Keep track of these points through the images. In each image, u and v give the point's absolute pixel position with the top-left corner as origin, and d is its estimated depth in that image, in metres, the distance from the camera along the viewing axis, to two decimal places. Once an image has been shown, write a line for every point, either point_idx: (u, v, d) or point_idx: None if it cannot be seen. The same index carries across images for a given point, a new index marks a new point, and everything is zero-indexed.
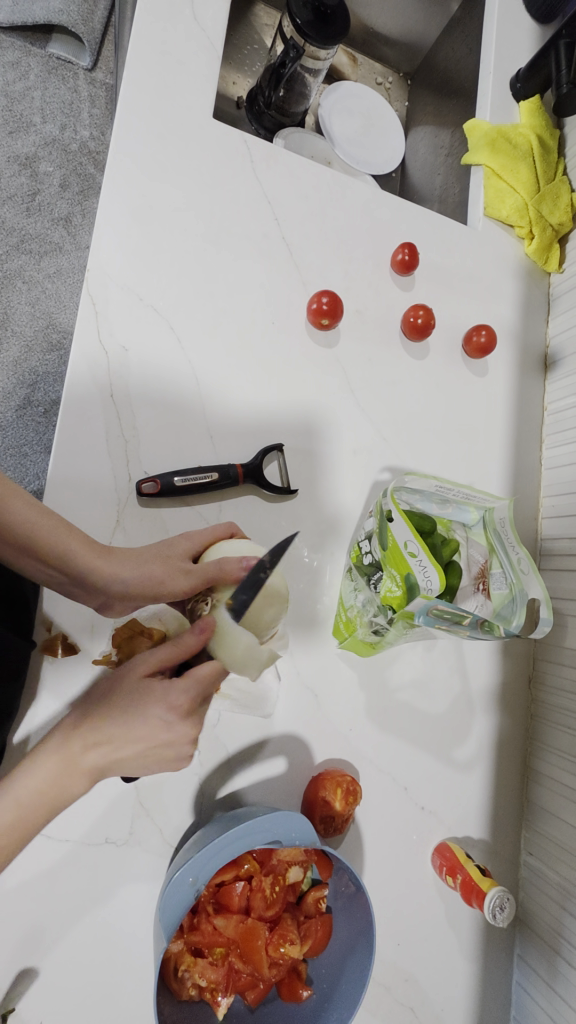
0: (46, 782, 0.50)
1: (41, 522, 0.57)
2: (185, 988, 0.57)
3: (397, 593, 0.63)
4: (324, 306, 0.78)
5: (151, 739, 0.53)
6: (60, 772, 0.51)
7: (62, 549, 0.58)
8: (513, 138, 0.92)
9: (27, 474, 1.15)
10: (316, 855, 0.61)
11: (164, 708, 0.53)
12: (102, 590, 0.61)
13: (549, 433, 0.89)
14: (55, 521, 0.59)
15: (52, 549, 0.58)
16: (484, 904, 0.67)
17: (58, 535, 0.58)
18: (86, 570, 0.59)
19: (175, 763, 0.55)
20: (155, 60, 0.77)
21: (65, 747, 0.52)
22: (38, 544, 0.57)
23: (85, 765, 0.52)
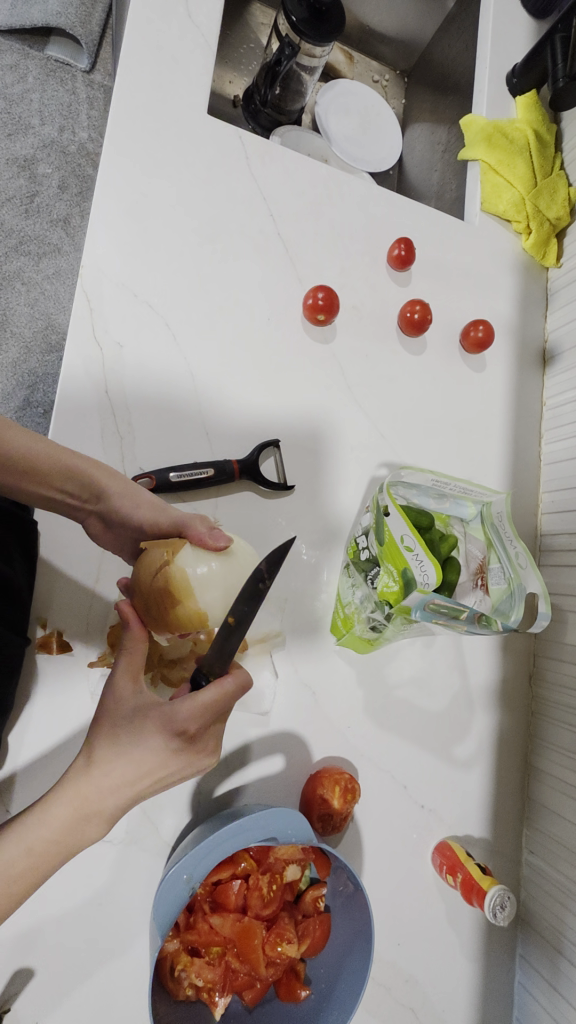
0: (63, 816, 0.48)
1: (37, 445, 0.56)
2: (182, 988, 0.56)
3: (394, 588, 0.61)
4: (320, 302, 0.78)
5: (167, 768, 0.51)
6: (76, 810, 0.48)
7: (58, 468, 0.57)
8: (509, 133, 0.91)
9: None
10: (313, 854, 0.61)
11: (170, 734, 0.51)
12: (94, 506, 0.61)
13: (548, 429, 0.88)
14: (49, 443, 0.57)
15: (49, 473, 0.57)
16: (485, 903, 0.66)
17: (50, 454, 0.57)
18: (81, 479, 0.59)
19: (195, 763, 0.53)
20: (150, 59, 0.77)
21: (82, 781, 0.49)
22: (35, 468, 0.56)
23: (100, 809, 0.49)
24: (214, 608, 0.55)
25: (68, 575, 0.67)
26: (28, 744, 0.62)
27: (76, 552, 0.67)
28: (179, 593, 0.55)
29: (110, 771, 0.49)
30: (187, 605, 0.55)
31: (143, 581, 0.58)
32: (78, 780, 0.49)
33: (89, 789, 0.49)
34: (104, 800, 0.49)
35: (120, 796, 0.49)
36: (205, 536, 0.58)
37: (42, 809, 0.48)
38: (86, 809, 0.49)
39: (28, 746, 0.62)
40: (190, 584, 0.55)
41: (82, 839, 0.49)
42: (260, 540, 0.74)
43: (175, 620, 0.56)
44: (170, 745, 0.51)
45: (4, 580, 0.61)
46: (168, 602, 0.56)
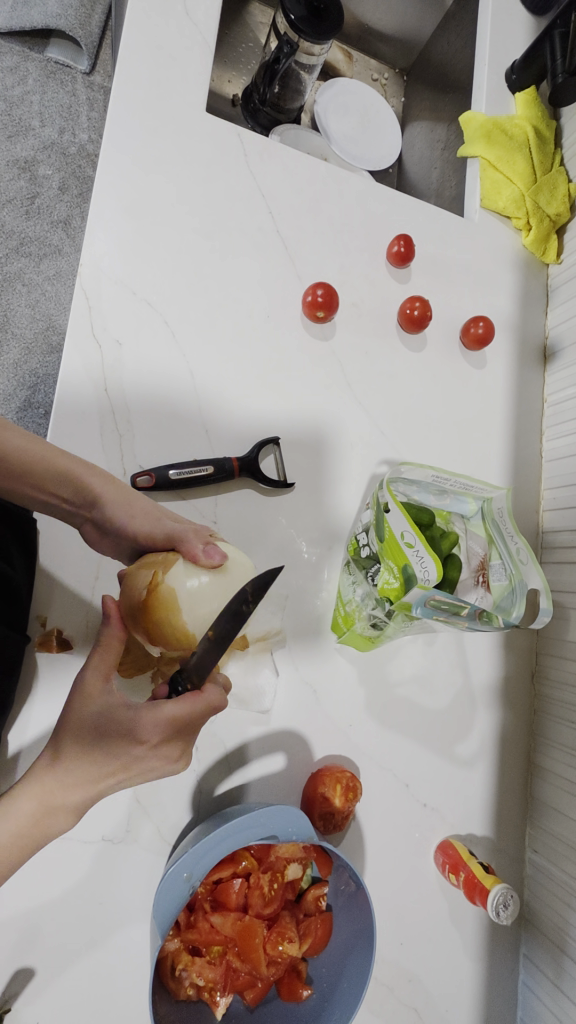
0: (27, 817, 0.48)
1: (33, 447, 0.56)
2: (183, 988, 0.56)
3: (394, 585, 0.60)
4: (319, 298, 0.78)
5: (134, 767, 0.52)
6: (40, 809, 0.48)
7: (53, 471, 0.57)
8: (508, 129, 0.91)
9: None
10: (315, 851, 0.61)
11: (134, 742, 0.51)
12: (88, 508, 0.60)
13: (549, 426, 0.88)
14: (47, 446, 0.57)
15: (44, 473, 0.56)
16: (488, 901, 0.66)
17: (47, 457, 0.56)
18: (76, 480, 0.58)
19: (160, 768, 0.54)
20: (148, 58, 0.77)
21: (47, 781, 0.49)
22: (31, 470, 0.56)
23: (65, 807, 0.49)
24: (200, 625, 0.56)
25: (67, 573, 0.66)
26: (29, 742, 0.62)
27: (75, 549, 0.67)
28: (169, 605, 0.56)
29: (76, 770, 0.50)
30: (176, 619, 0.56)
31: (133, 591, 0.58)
32: (43, 778, 0.49)
33: (55, 788, 0.49)
34: (68, 797, 0.49)
35: (82, 794, 0.50)
36: (200, 551, 0.58)
37: (5, 807, 0.47)
38: (49, 807, 0.49)
39: (29, 745, 0.62)
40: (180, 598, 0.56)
41: (47, 835, 0.49)
42: (260, 538, 0.74)
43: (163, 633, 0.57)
44: (134, 749, 0.51)
45: (4, 578, 0.61)
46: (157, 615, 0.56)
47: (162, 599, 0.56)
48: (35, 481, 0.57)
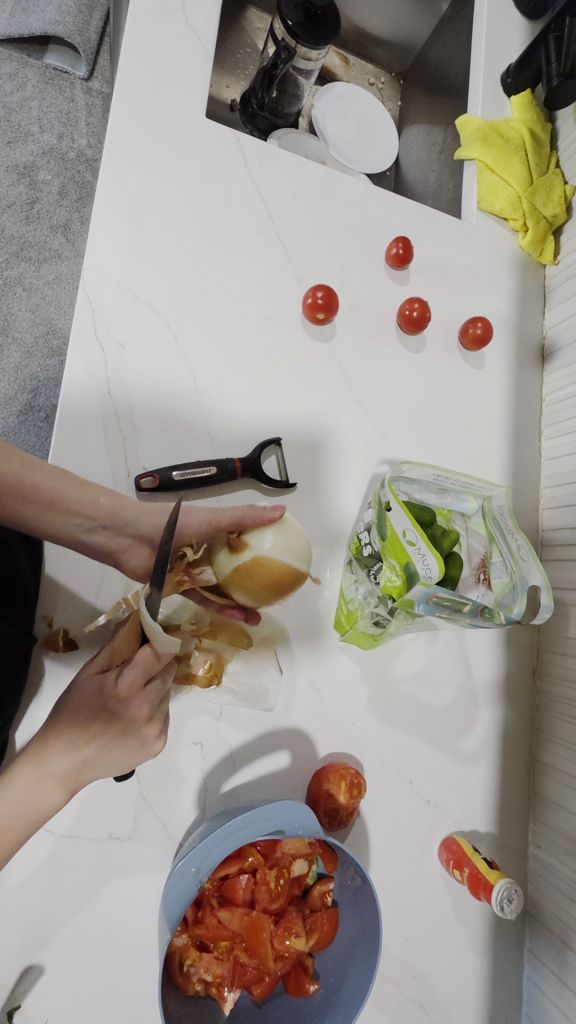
0: (19, 787, 0.52)
1: (59, 483, 0.62)
2: (191, 983, 0.57)
3: (397, 583, 0.61)
4: (319, 300, 0.78)
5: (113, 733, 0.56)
6: (33, 777, 0.53)
7: (84, 499, 0.63)
8: (504, 132, 0.92)
9: None
10: (320, 847, 0.61)
11: (110, 702, 0.56)
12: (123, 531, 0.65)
13: (547, 425, 0.89)
14: (73, 480, 0.63)
15: (83, 502, 0.63)
16: (492, 896, 0.66)
17: (74, 490, 0.63)
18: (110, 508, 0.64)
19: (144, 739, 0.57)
20: (148, 63, 0.78)
21: (35, 754, 0.54)
22: (62, 500, 0.62)
23: (55, 770, 0.54)
24: (291, 564, 0.67)
25: (72, 573, 0.67)
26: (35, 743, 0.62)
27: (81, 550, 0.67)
28: (271, 559, 0.66)
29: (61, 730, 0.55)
30: (280, 562, 0.66)
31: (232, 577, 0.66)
32: (34, 755, 0.54)
33: (47, 752, 0.54)
34: (56, 766, 0.54)
35: (68, 759, 0.54)
36: (263, 512, 0.68)
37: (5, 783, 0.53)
38: (41, 775, 0.53)
39: None
40: (275, 549, 0.66)
41: (43, 807, 0.53)
42: None
43: (278, 581, 0.66)
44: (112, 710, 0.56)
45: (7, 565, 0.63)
46: (266, 572, 0.66)
47: (251, 564, 0.66)
48: (86, 505, 0.63)
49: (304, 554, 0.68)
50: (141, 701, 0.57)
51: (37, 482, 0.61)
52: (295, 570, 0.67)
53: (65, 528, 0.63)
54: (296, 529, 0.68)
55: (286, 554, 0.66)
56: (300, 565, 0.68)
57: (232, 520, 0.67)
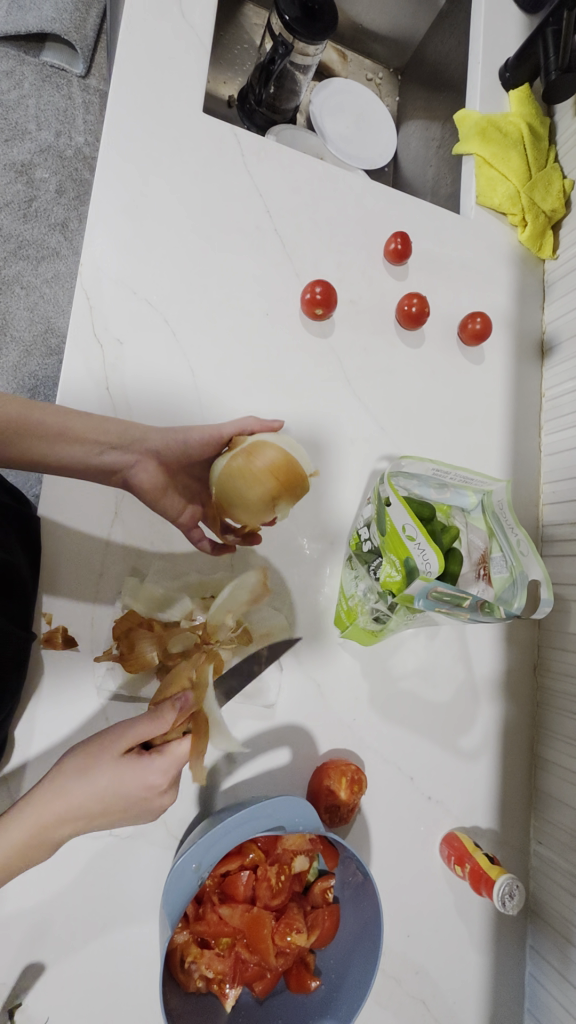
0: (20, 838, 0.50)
1: (59, 416, 0.61)
2: (192, 979, 0.57)
3: (397, 578, 0.61)
4: (318, 296, 0.78)
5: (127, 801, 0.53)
6: (34, 830, 0.51)
7: (89, 428, 0.62)
8: (503, 127, 0.92)
9: (29, 483, 1.09)
10: (321, 843, 0.60)
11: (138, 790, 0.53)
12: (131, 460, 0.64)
13: (547, 420, 0.89)
14: (74, 414, 0.62)
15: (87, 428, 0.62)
16: (493, 891, 0.66)
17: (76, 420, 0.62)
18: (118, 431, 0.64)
19: (155, 807, 0.55)
20: (145, 57, 0.78)
21: (39, 807, 0.51)
22: (68, 432, 0.61)
23: (57, 825, 0.51)
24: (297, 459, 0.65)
25: (72, 570, 0.67)
26: (35, 741, 0.62)
27: (80, 548, 0.68)
28: (274, 447, 0.64)
29: (64, 791, 0.52)
30: (283, 453, 0.64)
31: (233, 471, 0.64)
32: (39, 805, 0.51)
33: (46, 815, 0.51)
34: (59, 825, 0.51)
35: (74, 821, 0.52)
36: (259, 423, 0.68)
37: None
38: (44, 829, 0.51)
39: (35, 742, 0.62)
40: (277, 442, 0.65)
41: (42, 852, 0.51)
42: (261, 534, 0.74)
43: (288, 474, 0.64)
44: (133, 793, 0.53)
45: (6, 565, 0.61)
46: (270, 460, 0.63)
47: (257, 460, 0.63)
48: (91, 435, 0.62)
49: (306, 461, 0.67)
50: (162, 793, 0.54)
51: (38, 418, 0.60)
52: (300, 467, 0.65)
53: (74, 458, 0.62)
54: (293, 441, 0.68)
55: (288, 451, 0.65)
56: (303, 466, 0.66)
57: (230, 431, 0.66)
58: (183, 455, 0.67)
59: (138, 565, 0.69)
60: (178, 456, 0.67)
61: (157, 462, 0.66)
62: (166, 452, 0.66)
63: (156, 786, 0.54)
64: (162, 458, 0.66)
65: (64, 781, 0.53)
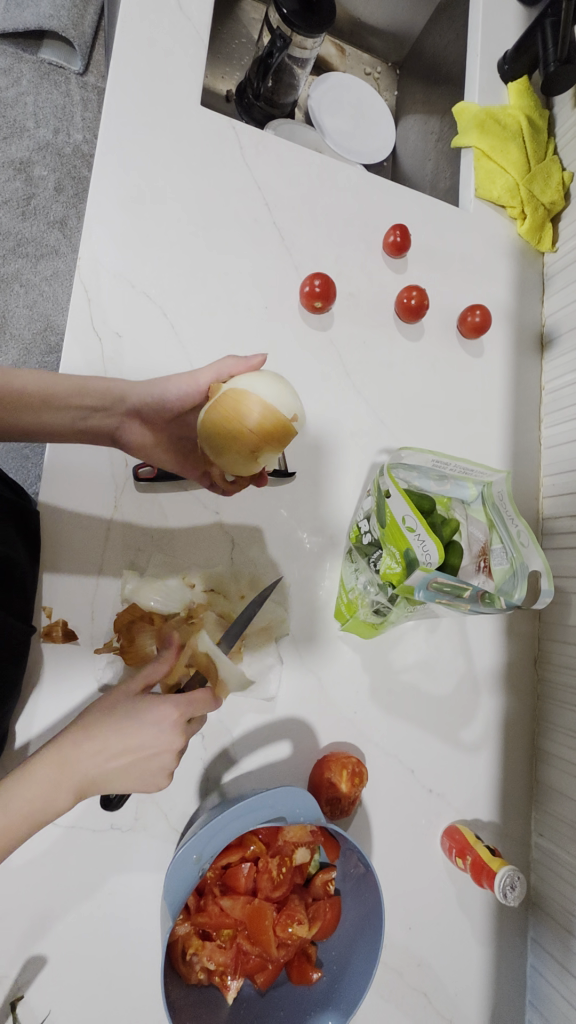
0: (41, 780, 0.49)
1: (49, 381, 0.60)
2: (194, 972, 0.57)
3: (396, 570, 0.61)
4: (316, 288, 0.78)
5: (146, 747, 0.53)
6: (54, 773, 0.50)
7: (75, 390, 0.62)
8: (501, 119, 0.92)
9: (29, 480, 1.09)
10: (322, 834, 0.61)
11: (157, 730, 0.53)
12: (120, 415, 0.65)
13: (547, 413, 0.89)
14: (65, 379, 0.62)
15: (72, 388, 0.62)
16: (494, 882, 0.65)
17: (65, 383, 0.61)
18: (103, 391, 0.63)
19: (172, 757, 0.54)
20: (143, 49, 0.78)
21: (59, 749, 0.51)
22: (54, 396, 0.60)
23: (77, 768, 0.51)
24: (279, 409, 0.59)
25: (72, 564, 0.67)
26: (36, 734, 0.62)
27: (80, 541, 0.68)
28: (256, 401, 0.58)
29: (85, 733, 0.52)
30: (267, 407, 0.59)
31: (208, 424, 0.60)
32: (59, 748, 0.51)
33: (69, 753, 0.51)
34: (80, 767, 0.51)
35: (94, 765, 0.51)
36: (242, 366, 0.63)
37: (20, 773, 0.50)
38: (64, 771, 0.50)
39: (36, 735, 0.62)
40: (260, 394, 0.59)
41: (60, 803, 0.50)
42: (261, 526, 0.74)
43: (268, 427, 0.59)
44: (152, 732, 0.53)
45: (7, 558, 0.61)
46: (249, 415, 0.58)
47: (232, 413, 0.58)
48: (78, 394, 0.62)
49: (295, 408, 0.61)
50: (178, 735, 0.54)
51: (23, 383, 0.59)
52: (283, 420, 0.59)
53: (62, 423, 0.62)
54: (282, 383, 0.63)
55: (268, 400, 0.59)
56: (289, 419, 0.60)
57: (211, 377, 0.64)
58: (168, 415, 0.67)
59: (137, 560, 0.69)
60: (163, 417, 0.67)
61: (141, 422, 0.66)
62: (148, 411, 0.65)
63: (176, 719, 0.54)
64: (144, 416, 0.66)
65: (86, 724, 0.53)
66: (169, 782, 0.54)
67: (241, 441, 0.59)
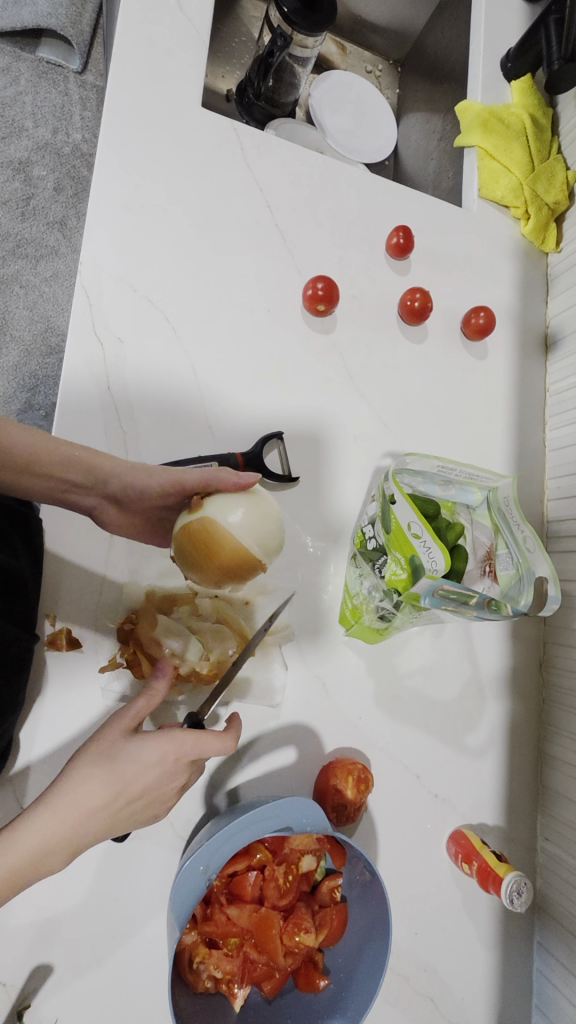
0: (36, 840, 0.46)
1: (39, 440, 0.58)
2: (201, 980, 0.57)
3: (402, 576, 0.60)
4: (320, 292, 0.77)
5: (148, 789, 0.51)
6: (52, 828, 0.47)
7: (57, 459, 0.59)
8: (505, 118, 0.91)
9: None
10: (328, 843, 0.60)
11: (163, 772, 0.52)
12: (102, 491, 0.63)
13: (552, 415, 0.88)
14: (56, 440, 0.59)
15: (52, 457, 0.58)
16: (501, 888, 0.66)
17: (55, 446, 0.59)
18: (85, 464, 0.60)
19: (171, 790, 0.54)
20: (141, 51, 0.77)
21: (54, 802, 0.47)
22: (36, 462, 0.58)
23: (76, 823, 0.48)
24: (250, 549, 0.60)
25: (75, 573, 0.67)
26: (40, 742, 0.62)
27: (83, 549, 0.68)
28: (231, 542, 0.59)
29: (78, 787, 0.48)
30: (240, 549, 0.60)
31: (184, 537, 0.61)
32: (52, 804, 0.47)
33: (64, 810, 0.47)
34: (79, 824, 0.48)
35: (94, 818, 0.48)
36: (234, 479, 0.61)
37: (7, 835, 0.45)
38: (61, 829, 0.47)
39: (41, 743, 0.62)
40: (238, 532, 0.59)
41: (57, 859, 0.47)
42: None
43: (235, 564, 0.60)
44: (156, 777, 0.52)
45: (9, 568, 0.60)
46: (221, 553, 0.59)
47: (204, 542, 0.60)
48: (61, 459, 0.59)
49: (272, 541, 0.61)
50: (180, 773, 0.54)
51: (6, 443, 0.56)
52: (253, 557, 0.61)
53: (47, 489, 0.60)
54: (270, 504, 0.62)
55: (242, 538, 0.59)
56: (259, 557, 0.61)
57: (197, 482, 0.62)
58: (146, 504, 0.66)
59: (139, 567, 0.70)
60: (141, 507, 0.66)
61: (117, 505, 0.65)
62: (124, 497, 0.64)
63: (176, 759, 0.53)
64: (121, 502, 0.64)
65: (79, 775, 0.49)
66: (168, 813, 0.56)
67: (208, 569, 0.61)
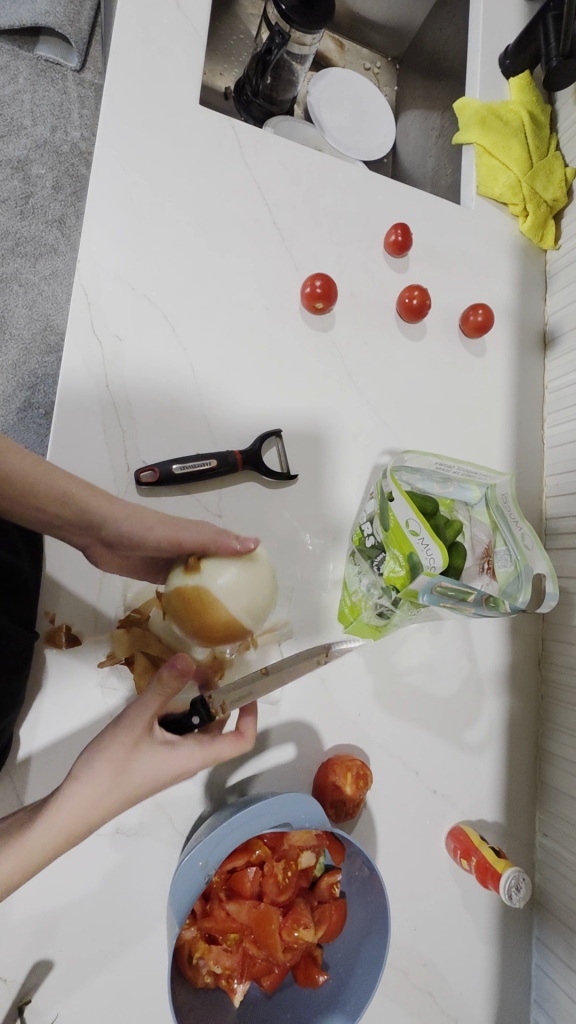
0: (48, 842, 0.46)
1: (38, 471, 0.54)
2: (200, 975, 0.57)
3: (400, 573, 0.60)
4: (318, 289, 0.78)
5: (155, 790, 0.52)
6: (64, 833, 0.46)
7: (53, 494, 0.56)
8: (503, 115, 0.91)
9: None
10: (328, 840, 0.61)
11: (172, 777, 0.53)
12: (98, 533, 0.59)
13: (550, 412, 0.88)
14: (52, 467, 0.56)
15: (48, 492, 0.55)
16: (500, 884, 0.66)
17: (54, 479, 0.55)
18: (79, 503, 0.57)
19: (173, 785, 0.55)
20: (139, 49, 0.77)
21: (69, 805, 0.47)
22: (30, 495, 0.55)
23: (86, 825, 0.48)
24: (241, 618, 0.60)
25: (74, 571, 0.67)
26: (40, 739, 0.62)
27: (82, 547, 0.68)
28: (222, 613, 0.59)
29: (91, 799, 0.47)
30: (230, 619, 0.60)
31: (177, 596, 0.61)
32: (66, 807, 0.47)
33: (78, 816, 0.47)
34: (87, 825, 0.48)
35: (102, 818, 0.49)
36: (235, 541, 0.61)
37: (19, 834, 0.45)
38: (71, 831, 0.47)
39: (41, 741, 0.62)
40: (230, 602, 0.59)
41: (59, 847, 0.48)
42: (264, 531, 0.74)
43: (223, 631, 0.60)
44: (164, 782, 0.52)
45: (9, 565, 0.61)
46: (212, 619, 0.59)
47: (197, 609, 0.60)
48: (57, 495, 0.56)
49: (263, 608, 0.62)
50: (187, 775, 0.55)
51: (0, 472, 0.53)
52: (243, 625, 0.61)
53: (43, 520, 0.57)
54: (266, 568, 0.62)
55: (234, 608, 0.60)
56: (248, 625, 0.61)
57: (195, 541, 0.61)
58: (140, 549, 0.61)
59: None
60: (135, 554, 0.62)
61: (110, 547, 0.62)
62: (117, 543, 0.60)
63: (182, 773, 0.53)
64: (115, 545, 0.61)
65: (91, 784, 0.48)
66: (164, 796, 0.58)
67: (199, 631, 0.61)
